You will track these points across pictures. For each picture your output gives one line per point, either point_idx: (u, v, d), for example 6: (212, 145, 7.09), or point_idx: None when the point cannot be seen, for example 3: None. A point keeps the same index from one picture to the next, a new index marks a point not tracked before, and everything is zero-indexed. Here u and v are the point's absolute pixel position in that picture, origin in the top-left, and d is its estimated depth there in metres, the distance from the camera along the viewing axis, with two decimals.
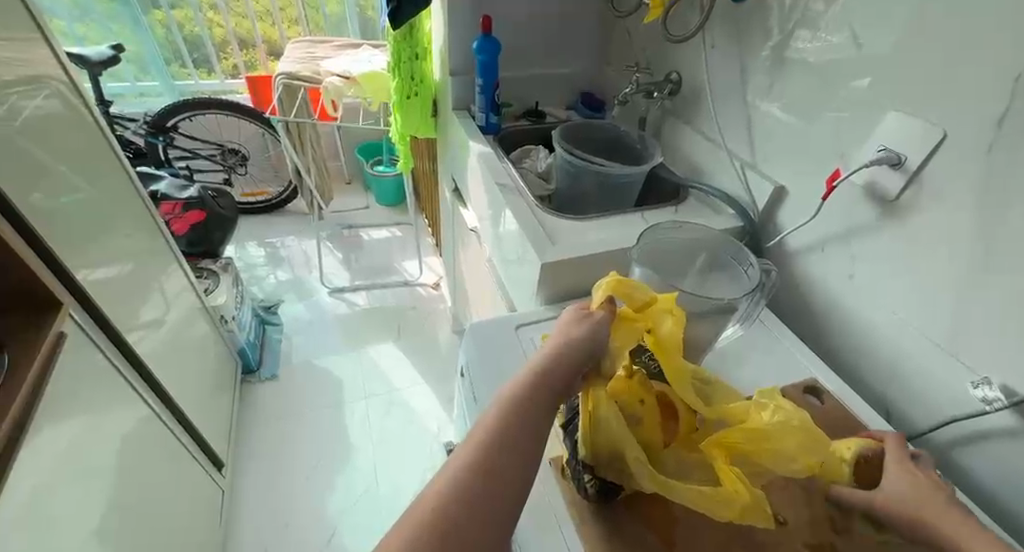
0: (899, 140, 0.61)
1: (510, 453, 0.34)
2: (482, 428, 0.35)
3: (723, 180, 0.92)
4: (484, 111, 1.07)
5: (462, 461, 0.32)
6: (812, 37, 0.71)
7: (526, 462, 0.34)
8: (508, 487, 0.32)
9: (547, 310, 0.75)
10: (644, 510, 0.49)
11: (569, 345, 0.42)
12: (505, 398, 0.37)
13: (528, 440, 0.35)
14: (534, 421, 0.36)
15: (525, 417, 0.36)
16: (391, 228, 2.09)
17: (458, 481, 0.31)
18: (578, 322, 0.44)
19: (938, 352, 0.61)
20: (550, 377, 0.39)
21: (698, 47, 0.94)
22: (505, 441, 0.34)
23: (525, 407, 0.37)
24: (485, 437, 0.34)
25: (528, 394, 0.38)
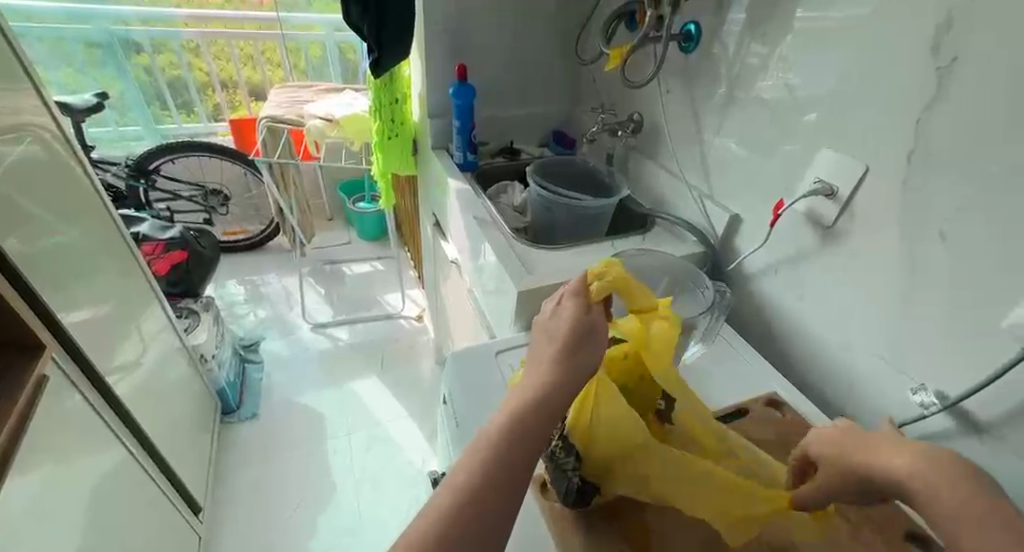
0: (831, 174, 0.69)
1: (509, 463, 0.37)
2: (481, 440, 0.38)
3: (686, 210, 0.99)
4: (461, 151, 1.13)
5: (463, 477, 0.35)
6: (755, 83, 0.80)
7: (524, 467, 0.37)
8: (505, 496, 0.35)
9: (524, 335, 0.78)
10: (620, 511, 0.52)
11: (567, 361, 0.43)
12: (506, 410, 0.40)
13: (528, 447, 0.38)
14: (535, 429, 0.39)
15: (524, 425, 0.39)
16: (374, 262, 2.12)
17: (457, 496, 0.34)
18: (580, 331, 0.45)
19: (882, 363, 0.66)
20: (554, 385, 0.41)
21: (655, 92, 1.03)
22: (501, 460, 0.37)
23: (527, 416, 0.39)
24: (483, 455, 0.37)
25: (528, 403, 0.40)
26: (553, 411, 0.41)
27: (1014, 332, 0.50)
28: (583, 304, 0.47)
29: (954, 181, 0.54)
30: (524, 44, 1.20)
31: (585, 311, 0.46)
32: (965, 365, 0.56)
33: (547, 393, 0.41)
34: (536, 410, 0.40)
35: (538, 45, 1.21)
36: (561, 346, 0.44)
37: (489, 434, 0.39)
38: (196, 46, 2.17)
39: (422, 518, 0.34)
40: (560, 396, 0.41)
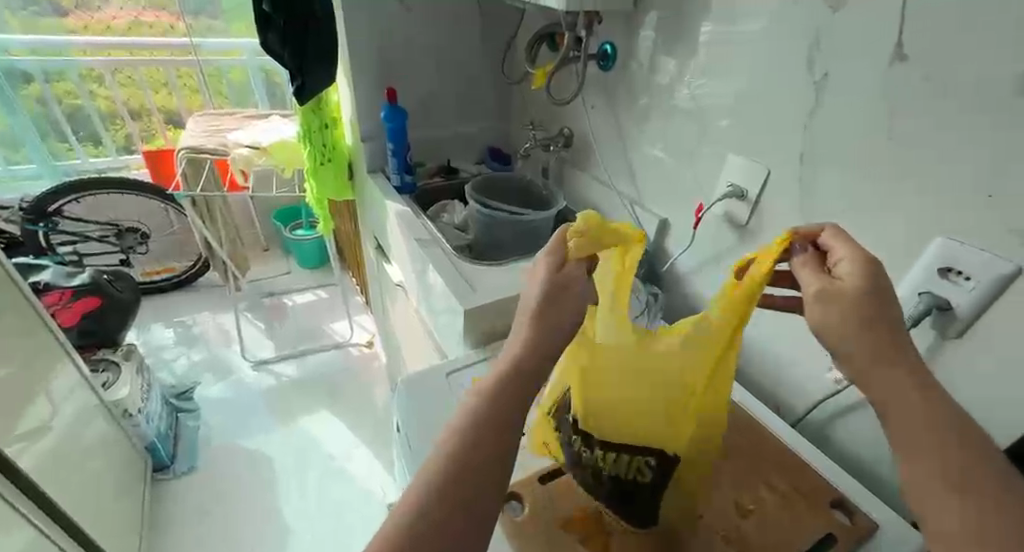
0: (742, 179, 0.77)
1: (479, 441, 0.38)
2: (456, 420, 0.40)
3: (620, 218, 1.04)
4: (397, 173, 1.13)
5: (434, 459, 0.38)
6: (670, 96, 0.87)
7: (496, 443, 0.39)
8: (474, 477, 0.37)
9: (475, 352, 0.79)
10: (579, 505, 0.55)
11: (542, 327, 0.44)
12: (479, 389, 0.42)
13: (496, 423, 0.40)
14: (505, 403, 0.41)
15: (494, 401, 0.41)
16: (317, 290, 2.04)
17: (429, 477, 0.36)
18: (552, 292, 0.46)
19: (801, 345, 0.73)
20: (529, 350, 0.43)
21: (581, 107, 1.08)
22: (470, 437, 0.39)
23: (497, 393, 0.41)
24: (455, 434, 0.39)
25: (499, 380, 0.42)
26: (522, 379, 0.42)
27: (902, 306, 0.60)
28: (555, 266, 0.48)
29: (848, 176, 0.63)
30: (454, 65, 1.22)
31: (557, 270, 0.48)
32: None
33: (518, 367, 0.42)
34: (505, 386, 0.42)
35: (466, 65, 1.24)
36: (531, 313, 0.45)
37: (463, 413, 0.41)
38: (99, 75, 2.02)
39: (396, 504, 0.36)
40: (530, 369, 0.43)
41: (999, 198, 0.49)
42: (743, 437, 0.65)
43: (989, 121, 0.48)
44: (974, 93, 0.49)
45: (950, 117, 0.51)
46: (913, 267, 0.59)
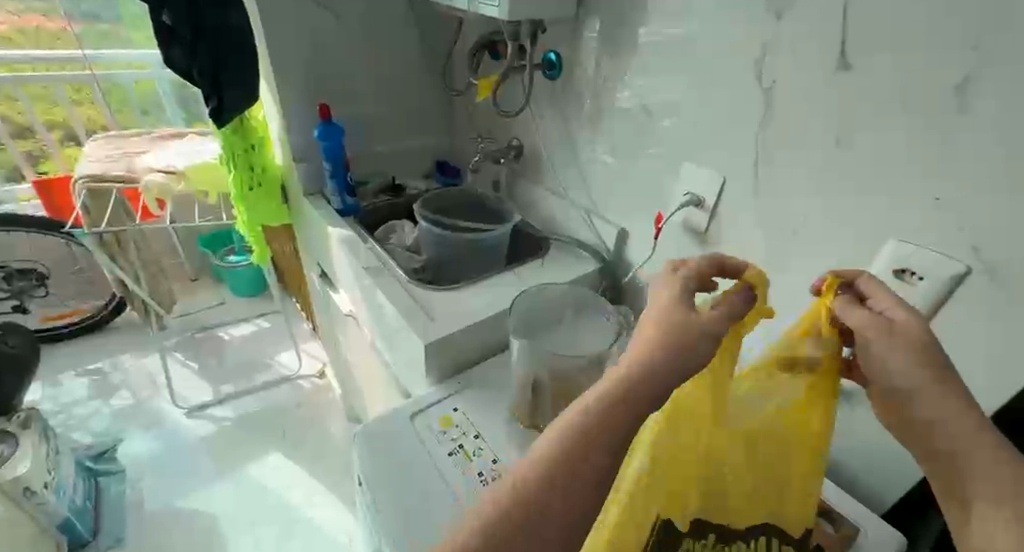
0: (697, 187, 0.76)
1: (553, 509, 0.33)
2: (531, 471, 0.34)
3: (576, 229, 1.02)
4: (338, 194, 1.04)
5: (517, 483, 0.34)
6: (618, 104, 0.85)
7: (577, 513, 0.34)
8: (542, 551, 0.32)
9: (441, 388, 0.74)
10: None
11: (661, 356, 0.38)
12: (557, 431, 0.36)
13: (572, 489, 0.34)
14: (595, 464, 0.35)
15: (580, 457, 0.35)
16: (257, 320, 1.89)
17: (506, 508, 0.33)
18: (675, 313, 0.40)
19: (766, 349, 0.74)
20: (650, 376, 0.37)
21: (529, 117, 1.05)
22: (555, 472, 0.34)
23: (596, 424, 0.36)
24: (544, 461, 0.35)
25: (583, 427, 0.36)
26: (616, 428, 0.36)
27: None
28: (683, 300, 0.42)
29: (800, 184, 0.63)
30: (391, 76, 1.15)
31: (688, 311, 0.41)
32: None
33: (629, 392, 0.37)
34: (593, 437, 0.35)
35: (405, 76, 1.17)
36: (657, 344, 0.38)
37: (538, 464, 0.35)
38: None
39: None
40: (642, 397, 0.37)
41: (946, 202, 0.50)
42: None
43: (933, 127, 0.49)
44: (917, 100, 0.50)
45: (896, 123, 0.52)
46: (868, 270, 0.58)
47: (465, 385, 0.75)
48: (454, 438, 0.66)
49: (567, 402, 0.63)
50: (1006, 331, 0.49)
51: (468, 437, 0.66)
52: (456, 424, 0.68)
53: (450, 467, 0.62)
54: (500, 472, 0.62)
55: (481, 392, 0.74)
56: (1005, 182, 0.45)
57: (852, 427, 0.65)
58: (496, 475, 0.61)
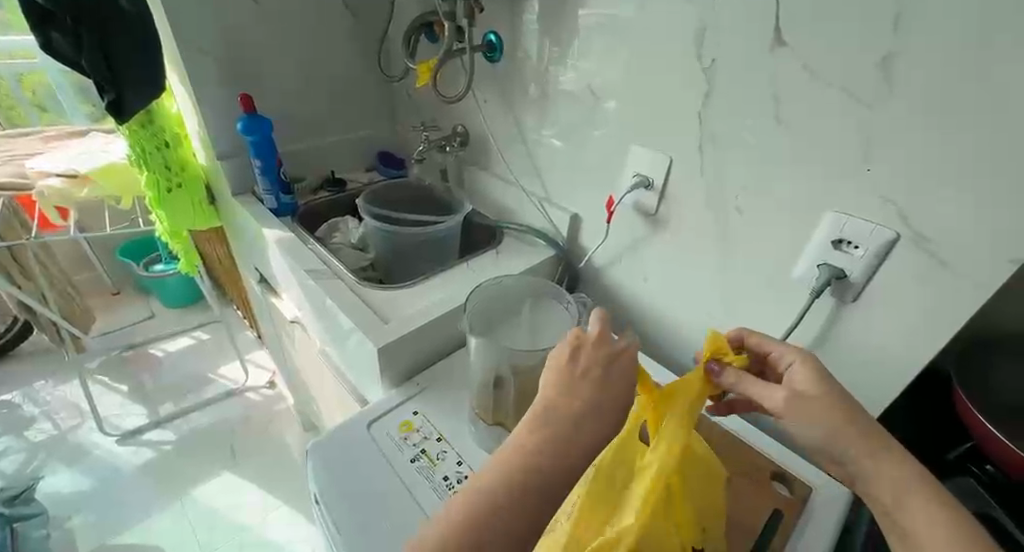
0: (645, 168, 0.76)
1: (512, 510, 0.41)
2: (495, 470, 0.43)
3: (528, 216, 1.00)
4: (272, 193, 0.97)
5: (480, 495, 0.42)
6: (561, 88, 0.84)
7: (529, 518, 0.41)
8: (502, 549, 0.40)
9: (398, 392, 0.71)
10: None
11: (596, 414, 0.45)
12: (519, 442, 0.44)
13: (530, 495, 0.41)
14: (548, 475, 0.42)
15: (536, 466, 0.42)
16: (193, 332, 1.76)
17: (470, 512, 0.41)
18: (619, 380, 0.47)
19: (720, 324, 0.77)
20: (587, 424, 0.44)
21: (473, 102, 1.01)
22: (510, 491, 0.42)
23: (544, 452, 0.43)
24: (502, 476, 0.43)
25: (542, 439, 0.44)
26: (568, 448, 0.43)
27: (805, 279, 0.63)
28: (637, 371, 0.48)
29: (743, 161, 0.64)
30: (319, 63, 1.07)
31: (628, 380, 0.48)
32: (778, 312, 0.68)
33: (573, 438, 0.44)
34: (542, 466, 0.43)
35: (336, 64, 1.10)
36: (602, 393, 0.46)
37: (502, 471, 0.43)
38: None
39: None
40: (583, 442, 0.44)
41: (876, 171, 0.52)
42: None
43: (860, 101, 0.51)
44: (849, 77, 0.51)
45: (828, 98, 0.53)
46: (809, 241, 0.61)
47: (425, 386, 0.72)
48: (416, 443, 0.63)
49: (531, 396, 0.62)
50: (935, 290, 0.52)
51: (430, 440, 0.64)
52: (416, 429, 0.65)
53: (413, 475, 0.59)
54: (467, 474, 0.60)
55: (442, 391, 0.71)
56: (934, 150, 0.47)
57: None
58: (463, 477, 0.59)
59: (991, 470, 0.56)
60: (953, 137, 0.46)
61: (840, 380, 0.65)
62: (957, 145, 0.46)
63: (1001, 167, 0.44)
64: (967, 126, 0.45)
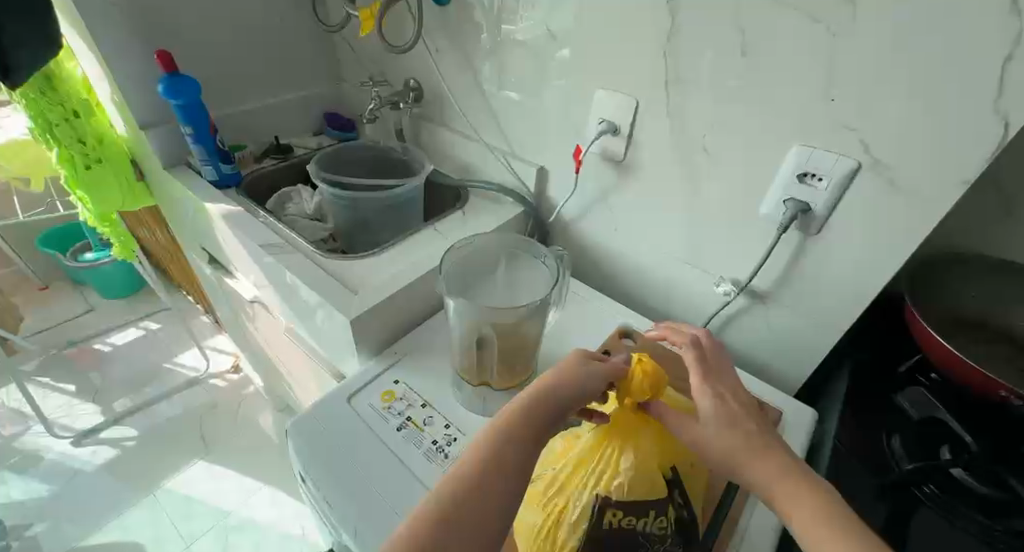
0: (610, 114, 0.74)
1: (491, 475, 0.40)
2: (484, 439, 0.42)
3: (492, 173, 0.97)
4: (210, 163, 0.88)
5: (460, 473, 0.40)
6: (516, 35, 0.79)
7: (503, 485, 0.40)
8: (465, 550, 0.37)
9: (378, 363, 0.68)
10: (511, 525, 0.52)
11: (558, 387, 0.46)
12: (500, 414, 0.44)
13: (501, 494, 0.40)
14: (517, 430, 0.42)
15: (507, 435, 0.42)
16: (141, 322, 1.65)
17: (451, 487, 0.39)
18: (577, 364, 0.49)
19: (691, 268, 0.78)
20: (571, 387, 0.46)
21: (424, 52, 0.95)
22: (492, 451, 0.41)
23: (517, 418, 0.43)
24: (485, 445, 0.42)
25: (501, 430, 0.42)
26: (540, 442, 0.44)
27: (771, 215, 0.64)
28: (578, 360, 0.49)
29: (710, 101, 0.63)
30: (245, 15, 0.97)
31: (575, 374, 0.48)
32: (748, 252, 0.70)
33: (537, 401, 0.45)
34: (513, 436, 0.42)
35: (265, 16, 0.99)
36: (562, 375, 0.47)
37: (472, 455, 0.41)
38: None
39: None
40: (550, 405, 0.45)
41: (839, 101, 0.53)
42: None
43: (828, 31, 0.50)
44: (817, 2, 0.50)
45: (796, 28, 0.52)
46: (776, 177, 0.61)
47: (404, 354, 0.70)
48: (400, 412, 0.62)
49: (514, 353, 0.61)
50: (893, 218, 0.54)
51: (415, 407, 0.63)
52: (400, 397, 0.64)
53: (400, 443, 0.58)
54: (455, 436, 0.59)
55: (421, 357, 0.70)
56: (899, 78, 0.48)
57: (765, 322, 0.74)
58: (452, 440, 0.59)
59: (936, 377, 0.61)
60: (918, 64, 0.46)
61: (803, 310, 0.68)
62: (921, 72, 0.46)
63: (967, 90, 0.44)
64: (934, 49, 0.45)
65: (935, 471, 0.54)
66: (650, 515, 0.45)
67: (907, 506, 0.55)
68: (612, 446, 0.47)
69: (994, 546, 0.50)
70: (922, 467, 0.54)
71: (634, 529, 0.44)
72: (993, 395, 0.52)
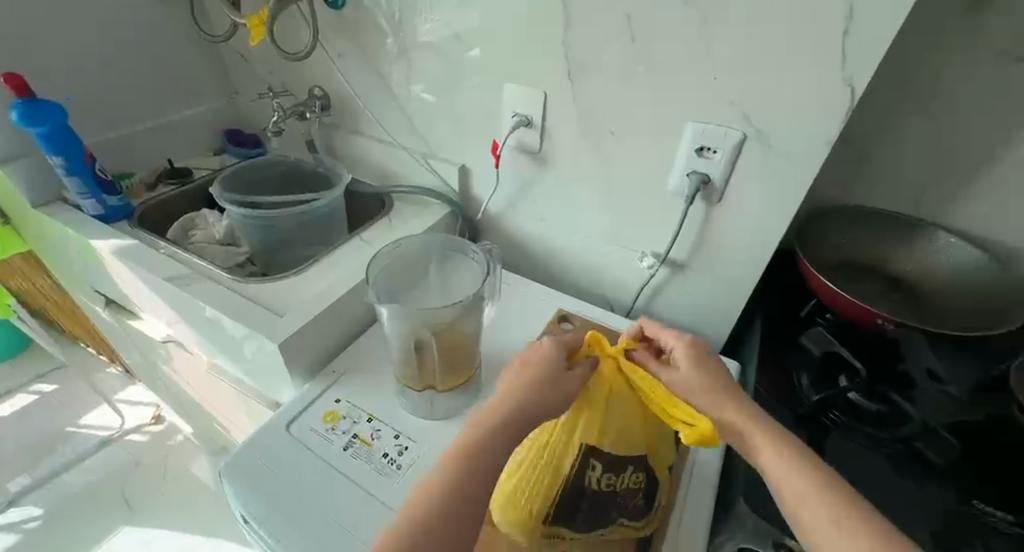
0: (522, 107, 0.75)
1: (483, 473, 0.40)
2: (474, 436, 0.42)
3: (413, 176, 0.96)
4: (90, 196, 0.79)
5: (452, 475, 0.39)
6: (419, 36, 0.78)
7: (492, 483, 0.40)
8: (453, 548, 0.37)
9: (315, 385, 0.65)
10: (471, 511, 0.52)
11: (542, 372, 0.46)
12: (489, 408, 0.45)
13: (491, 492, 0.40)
14: (505, 422, 0.43)
15: (496, 432, 0.42)
16: (32, 385, 1.45)
17: (446, 491, 0.39)
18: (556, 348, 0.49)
19: (616, 247, 0.82)
20: (554, 375, 0.47)
21: (325, 58, 0.91)
22: (481, 453, 0.41)
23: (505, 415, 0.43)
24: (474, 444, 0.41)
25: (496, 429, 0.42)
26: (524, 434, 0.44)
27: (678, 189, 0.69)
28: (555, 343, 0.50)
29: (610, 88, 0.66)
30: (113, 31, 0.88)
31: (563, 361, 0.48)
32: (663, 226, 0.74)
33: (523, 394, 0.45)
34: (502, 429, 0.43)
35: (138, 31, 0.91)
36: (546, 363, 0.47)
37: (461, 454, 0.41)
38: None
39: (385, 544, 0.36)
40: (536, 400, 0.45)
41: (722, 80, 0.58)
42: None
43: (703, 16, 0.55)
44: None
45: (676, 15, 0.56)
46: (678, 154, 0.66)
47: (343, 372, 0.67)
48: (346, 431, 0.59)
49: (456, 351, 0.60)
50: (779, 180, 0.60)
51: (360, 423, 0.60)
52: (343, 416, 0.61)
53: (348, 463, 0.56)
54: (407, 444, 0.58)
55: (362, 372, 0.68)
56: (767, 55, 0.53)
57: (687, 289, 0.80)
58: (404, 449, 0.58)
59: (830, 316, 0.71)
60: (779, 42, 0.52)
61: (717, 273, 0.74)
62: (783, 48, 0.52)
63: (821, 61, 0.50)
64: (791, 28, 0.50)
65: (836, 398, 0.60)
66: (628, 470, 0.49)
67: (820, 433, 0.60)
68: (602, 411, 0.49)
69: (885, 453, 0.57)
70: (827, 397, 0.60)
71: (617, 484, 0.49)
72: (873, 325, 0.62)
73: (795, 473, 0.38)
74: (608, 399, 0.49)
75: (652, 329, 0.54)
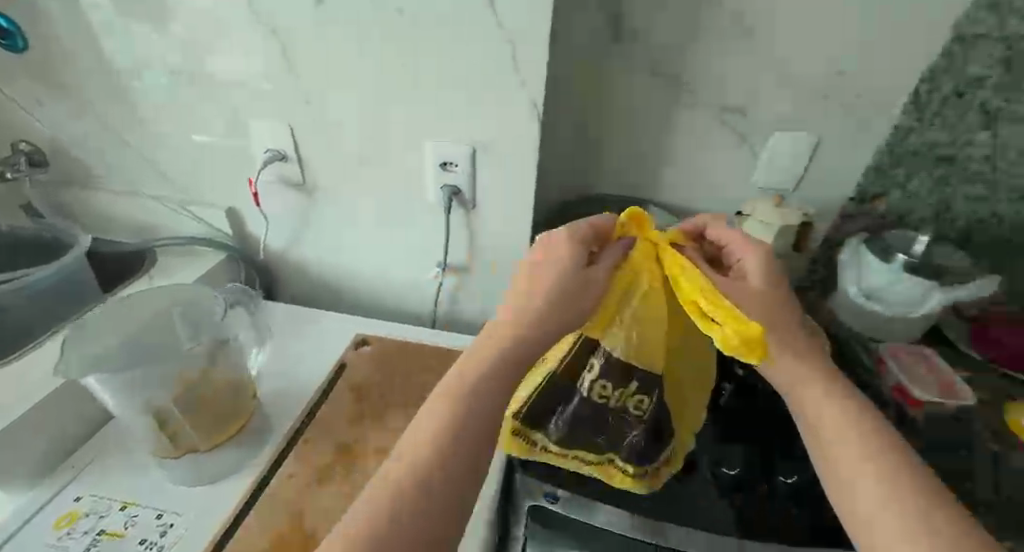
0: (272, 141, 0.74)
1: (471, 422, 0.36)
2: (468, 379, 0.37)
3: (173, 227, 0.87)
4: None
5: (437, 422, 0.35)
6: (134, 78, 0.72)
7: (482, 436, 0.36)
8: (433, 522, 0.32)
9: (44, 490, 0.54)
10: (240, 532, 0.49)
11: (558, 289, 0.42)
12: (494, 338, 0.40)
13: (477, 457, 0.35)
14: (503, 358, 0.39)
15: (491, 373, 0.38)
16: None
17: (432, 442, 0.34)
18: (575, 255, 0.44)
19: (402, 265, 0.84)
20: (566, 295, 0.42)
21: (23, 109, 0.79)
22: (471, 403, 0.36)
23: (509, 352, 0.39)
24: (468, 388, 0.37)
25: (488, 367, 0.38)
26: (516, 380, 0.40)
27: (437, 201, 0.74)
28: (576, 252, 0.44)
29: (347, 115, 0.68)
30: None
31: (583, 264, 0.44)
32: (436, 238, 0.79)
33: (529, 328, 0.41)
34: (497, 370, 0.38)
35: None
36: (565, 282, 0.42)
37: (451, 399, 0.37)
38: None
39: (362, 502, 0.31)
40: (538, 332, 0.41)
41: (438, 102, 0.64)
42: (389, 367, 0.71)
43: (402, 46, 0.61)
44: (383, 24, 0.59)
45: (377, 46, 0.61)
46: (426, 169, 0.71)
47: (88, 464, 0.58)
48: (87, 529, 0.50)
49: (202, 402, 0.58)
50: (511, 182, 0.69)
51: (108, 514, 0.52)
52: (85, 513, 0.52)
53: None
54: (172, 521, 0.52)
55: (114, 459, 0.58)
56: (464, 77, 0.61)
57: (472, 294, 0.85)
58: (167, 527, 0.51)
59: None
60: (468, 65, 0.60)
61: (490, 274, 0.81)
62: (473, 69, 0.60)
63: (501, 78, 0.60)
64: (472, 53, 0.59)
65: None
66: (634, 385, 0.49)
67: None
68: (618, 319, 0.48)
69: None
70: None
71: (614, 398, 0.49)
72: None
73: (856, 419, 0.34)
74: (627, 303, 0.47)
75: (717, 231, 0.48)
